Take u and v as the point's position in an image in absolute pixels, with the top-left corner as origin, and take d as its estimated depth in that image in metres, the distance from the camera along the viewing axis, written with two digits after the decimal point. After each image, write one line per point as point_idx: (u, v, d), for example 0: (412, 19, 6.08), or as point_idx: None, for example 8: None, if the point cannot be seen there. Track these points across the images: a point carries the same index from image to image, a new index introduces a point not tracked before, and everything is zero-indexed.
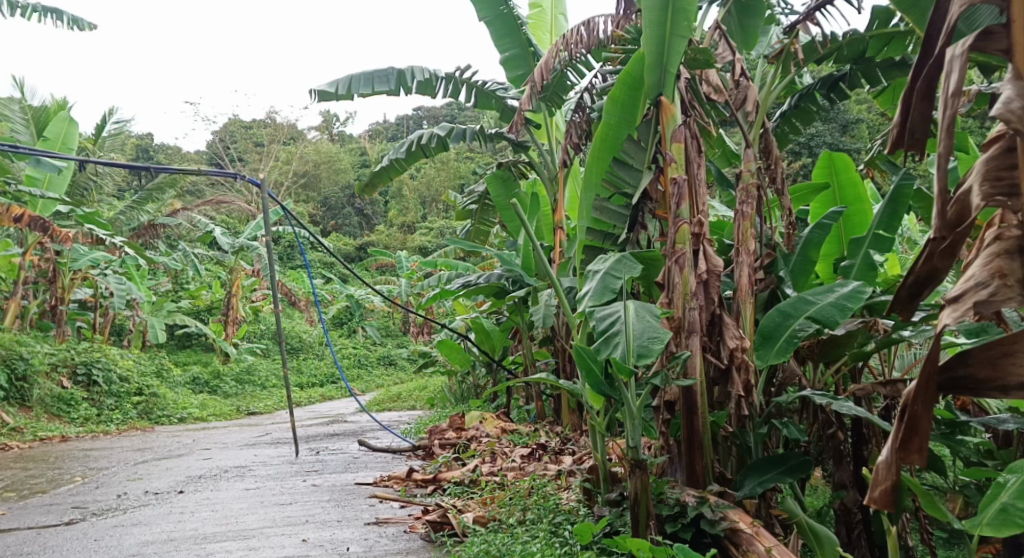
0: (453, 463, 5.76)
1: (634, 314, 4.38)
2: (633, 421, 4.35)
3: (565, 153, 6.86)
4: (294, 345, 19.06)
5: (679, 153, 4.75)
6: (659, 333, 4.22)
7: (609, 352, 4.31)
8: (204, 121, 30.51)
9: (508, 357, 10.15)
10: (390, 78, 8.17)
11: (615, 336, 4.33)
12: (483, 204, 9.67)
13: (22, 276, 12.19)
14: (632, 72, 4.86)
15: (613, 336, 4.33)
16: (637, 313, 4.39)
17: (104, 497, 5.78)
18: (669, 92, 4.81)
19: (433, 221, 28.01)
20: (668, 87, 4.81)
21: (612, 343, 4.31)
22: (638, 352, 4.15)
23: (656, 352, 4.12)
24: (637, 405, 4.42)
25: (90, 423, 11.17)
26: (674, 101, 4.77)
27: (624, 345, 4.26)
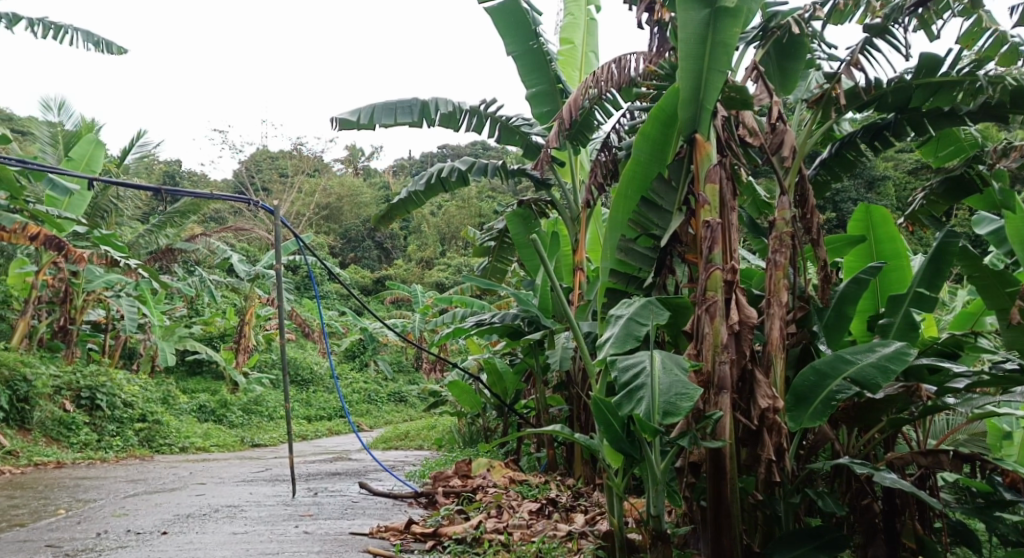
0: (456, 516, 5.37)
1: (661, 366, 4.04)
2: (657, 488, 4.11)
3: (589, 194, 6.60)
4: (304, 377, 18.75)
5: (712, 194, 4.47)
6: (688, 389, 3.90)
7: (631, 407, 3.98)
8: (230, 150, 30.59)
9: (520, 401, 9.78)
10: (413, 109, 7.96)
11: (639, 390, 4.00)
12: (502, 241, 9.41)
13: (34, 296, 11.98)
14: (664, 107, 4.56)
15: (637, 390, 4.00)
16: (664, 364, 4.06)
17: (83, 534, 5.44)
18: (704, 130, 4.53)
19: (452, 258, 27.80)
20: (703, 124, 4.53)
21: (635, 398, 3.98)
22: (666, 411, 3.83)
23: (685, 411, 3.81)
24: (660, 468, 4.15)
25: (89, 449, 10.83)
26: (709, 138, 4.50)
27: (648, 400, 3.94)
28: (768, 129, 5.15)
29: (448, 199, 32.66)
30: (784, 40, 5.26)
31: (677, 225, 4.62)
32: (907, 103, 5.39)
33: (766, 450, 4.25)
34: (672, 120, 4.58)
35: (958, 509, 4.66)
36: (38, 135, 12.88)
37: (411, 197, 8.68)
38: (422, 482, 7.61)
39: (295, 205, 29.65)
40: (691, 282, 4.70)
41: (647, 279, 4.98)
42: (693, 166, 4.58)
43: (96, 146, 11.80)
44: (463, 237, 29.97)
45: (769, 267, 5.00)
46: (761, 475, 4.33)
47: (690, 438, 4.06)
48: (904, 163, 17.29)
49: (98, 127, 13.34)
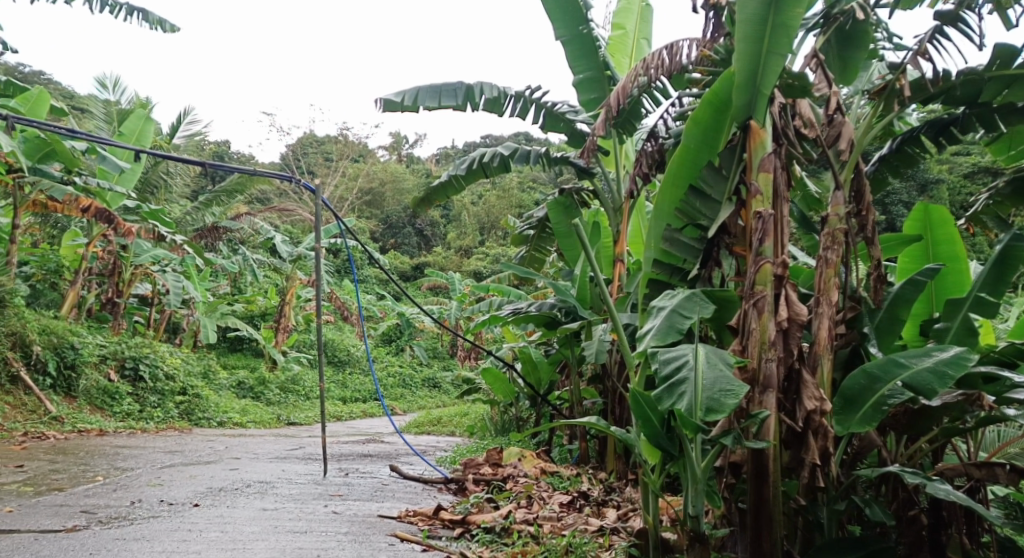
0: (485, 505, 5.26)
1: (704, 359, 3.91)
2: (697, 487, 3.94)
3: (634, 183, 6.55)
4: (340, 358, 18.84)
5: (765, 183, 4.31)
6: (734, 386, 3.76)
7: (671, 402, 3.84)
8: (278, 132, 30.87)
9: (554, 392, 9.67)
10: (457, 93, 7.86)
11: (681, 385, 3.85)
12: (541, 230, 9.29)
13: (84, 267, 12.12)
14: (719, 91, 4.38)
15: (678, 385, 3.85)
16: (709, 359, 3.91)
17: (117, 502, 5.44)
18: (760, 117, 4.37)
19: (491, 247, 27.73)
20: (759, 111, 4.37)
21: (676, 392, 3.83)
22: (709, 407, 3.71)
23: (729, 409, 3.67)
24: (701, 467, 3.98)
25: (131, 419, 10.95)
26: (765, 124, 4.34)
27: (690, 396, 3.80)
28: (824, 121, 5.02)
29: (489, 187, 32.57)
30: (847, 26, 5.03)
31: (727, 214, 4.46)
32: (977, 97, 5.13)
33: (811, 453, 4.09)
34: (726, 105, 4.41)
35: (1008, 524, 4.46)
36: (93, 110, 13.05)
37: (451, 181, 8.58)
38: (453, 468, 7.54)
39: (339, 188, 29.78)
40: (738, 276, 4.56)
41: (691, 272, 4.81)
42: (746, 154, 4.43)
43: (147, 122, 11.87)
44: (504, 226, 29.89)
45: (820, 264, 4.84)
46: (804, 478, 4.18)
47: (734, 437, 3.91)
48: (960, 166, 16.74)
49: (151, 104, 13.46)
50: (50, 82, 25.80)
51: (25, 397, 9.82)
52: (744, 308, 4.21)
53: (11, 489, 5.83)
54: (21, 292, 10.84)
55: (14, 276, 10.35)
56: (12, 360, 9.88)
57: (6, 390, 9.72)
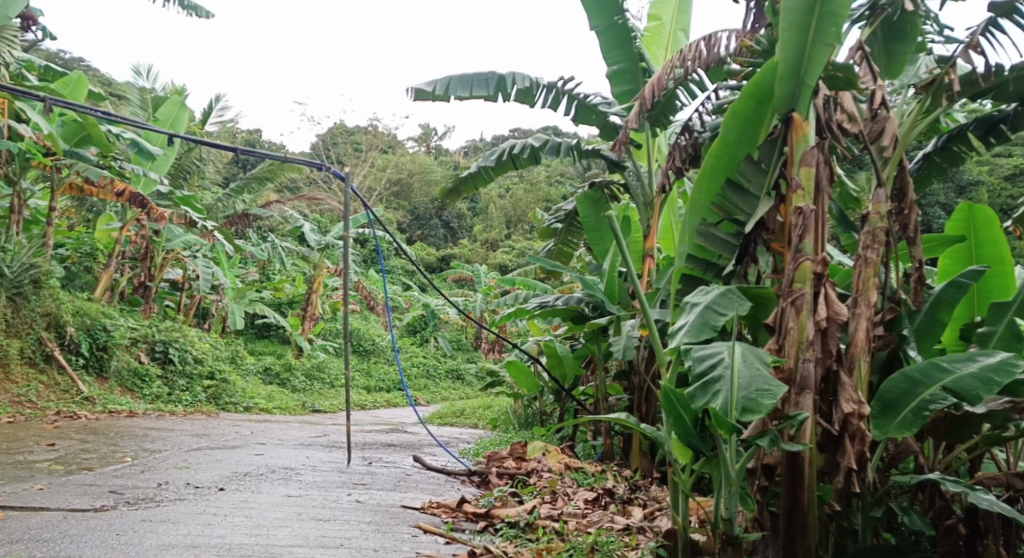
0: (509, 499, 5.19)
1: (740, 358, 3.81)
2: (730, 489, 3.84)
3: (666, 177, 6.41)
4: (366, 347, 18.90)
5: (806, 178, 4.20)
6: (771, 385, 3.67)
7: (706, 401, 3.75)
8: (309, 121, 31.00)
9: (579, 387, 9.60)
10: (489, 83, 7.79)
11: (716, 383, 3.77)
12: (570, 224, 9.20)
13: (118, 250, 12.21)
14: (760, 82, 4.28)
15: (714, 383, 3.77)
16: (744, 357, 3.82)
17: (145, 484, 5.44)
18: (802, 109, 4.23)
19: (517, 241, 27.69)
20: (802, 102, 4.22)
21: (710, 391, 3.76)
22: (746, 407, 3.63)
23: (766, 409, 3.58)
24: (735, 469, 3.87)
25: (160, 401, 11.01)
26: (808, 117, 4.22)
27: (726, 394, 3.71)
28: (868, 116, 4.92)
29: (517, 181, 32.51)
30: (896, 17, 4.90)
31: (765, 209, 4.36)
32: None
33: (847, 458, 3.98)
34: (767, 97, 4.31)
35: None
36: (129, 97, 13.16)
37: (481, 172, 8.52)
38: (477, 460, 7.49)
39: (368, 179, 29.86)
40: (777, 273, 4.50)
41: (727, 268, 4.70)
42: (788, 147, 4.31)
43: (182, 109, 11.92)
44: (531, 220, 29.83)
45: (858, 263, 4.73)
46: (840, 483, 4.07)
47: (769, 438, 3.82)
48: (1000, 168, 16.38)
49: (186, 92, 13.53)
50: (89, 68, 26.13)
51: (58, 377, 9.93)
52: (782, 306, 4.11)
53: (41, 467, 5.85)
54: (56, 273, 10.95)
55: (49, 257, 10.45)
56: (46, 340, 9.99)
57: (40, 369, 9.83)
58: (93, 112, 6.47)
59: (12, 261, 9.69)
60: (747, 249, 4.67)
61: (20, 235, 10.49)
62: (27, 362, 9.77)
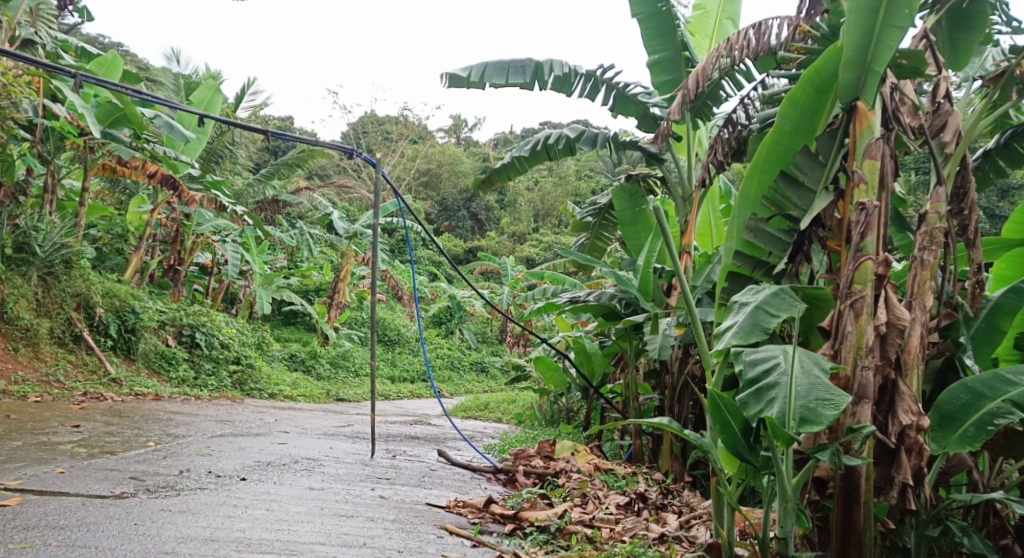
0: (538, 501, 4.95)
1: (799, 364, 3.60)
2: (786, 505, 3.62)
3: (707, 171, 6.37)
4: (391, 337, 18.79)
5: (870, 171, 3.99)
6: (833, 395, 3.47)
7: (759, 410, 3.53)
8: (340, 110, 30.93)
9: (607, 385, 9.39)
10: (526, 70, 7.57)
11: (771, 391, 3.55)
12: (603, 218, 8.99)
13: (148, 232, 12.12)
14: (822, 68, 4.07)
15: (769, 392, 3.55)
16: (802, 363, 3.62)
17: (167, 470, 5.29)
18: (868, 97, 4.02)
19: (545, 234, 27.46)
20: (867, 91, 4.02)
21: (765, 399, 3.54)
22: (803, 417, 3.42)
23: (827, 421, 3.37)
24: (792, 484, 3.65)
25: (186, 385, 10.90)
26: (874, 106, 4.00)
27: (782, 403, 3.50)
28: (929, 110, 4.78)
29: (546, 174, 32.25)
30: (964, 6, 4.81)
31: (823, 205, 4.13)
32: None
33: (903, 473, 3.82)
34: (828, 85, 4.11)
35: None
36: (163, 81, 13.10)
37: (514, 163, 8.30)
38: (504, 457, 7.29)
39: (397, 168, 29.74)
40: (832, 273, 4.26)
41: (778, 267, 4.47)
42: (851, 138, 4.10)
43: (215, 93, 11.77)
44: (559, 214, 29.64)
45: (914, 265, 4.51)
46: (894, 500, 3.89)
47: (830, 452, 3.59)
48: None
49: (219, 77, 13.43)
50: (127, 53, 26.30)
51: (86, 357, 9.86)
52: (838, 308, 3.92)
53: (63, 449, 5.73)
54: (87, 253, 10.89)
55: (79, 238, 10.38)
56: (75, 321, 9.95)
57: (69, 349, 9.78)
58: (120, 88, 6.29)
59: (46, 239, 9.79)
60: (800, 247, 4.42)
61: (52, 214, 10.43)
62: (56, 342, 9.72)
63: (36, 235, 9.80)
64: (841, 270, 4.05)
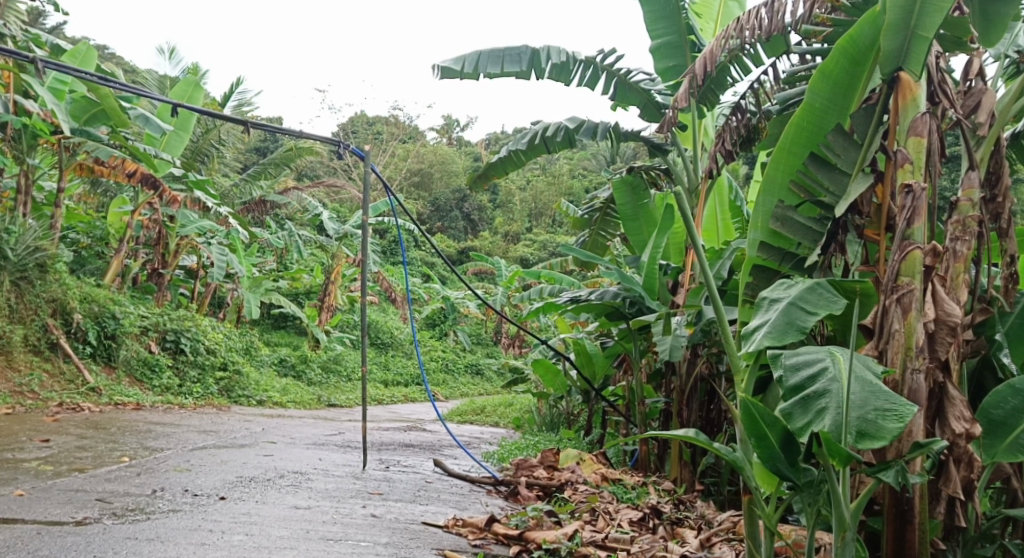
0: (546, 519, 4.53)
1: (851, 371, 3.29)
2: (845, 535, 3.30)
3: (715, 160, 5.97)
4: (384, 340, 18.39)
5: (915, 149, 3.72)
6: (893, 404, 3.17)
7: (808, 424, 3.21)
8: (329, 110, 30.51)
9: (609, 387, 9.02)
10: (522, 58, 7.18)
11: (819, 400, 3.24)
12: (604, 213, 8.66)
13: (129, 235, 11.68)
14: (858, 38, 3.78)
15: (817, 402, 3.23)
16: (852, 369, 3.31)
17: (138, 490, 4.87)
18: (912, 68, 3.74)
19: (539, 234, 27.11)
20: (910, 61, 3.73)
21: (814, 409, 3.22)
22: (860, 431, 3.13)
23: (891, 434, 3.08)
24: (850, 511, 3.33)
25: (169, 393, 10.46)
26: (919, 78, 3.74)
27: (834, 414, 3.17)
28: (961, 89, 4.41)
29: (538, 174, 31.86)
30: None
31: (862, 189, 3.85)
32: None
33: (953, 487, 3.54)
34: (863, 58, 3.83)
35: None
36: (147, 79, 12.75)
37: (511, 156, 7.92)
38: (504, 468, 6.89)
39: (387, 169, 29.27)
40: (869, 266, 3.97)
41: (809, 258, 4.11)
42: (894, 113, 3.83)
43: (198, 88, 11.29)
44: (552, 214, 29.36)
45: (946, 257, 4.13)
46: (943, 516, 3.64)
47: (895, 471, 3.24)
48: None
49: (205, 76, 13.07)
50: (114, 56, 25.83)
51: (63, 365, 9.43)
52: (882, 303, 3.68)
53: (27, 468, 5.30)
54: (63, 256, 10.45)
55: (55, 241, 9.94)
56: (51, 327, 9.51)
57: (45, 357, 9.34)
58: (89, 76, 5.85)
59: (18, 243, 9.28)
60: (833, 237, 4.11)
61: (26, 217, 10.00)
62: (31, 350, 9.28)
63: (8, 238, 9.28)
64: (884, 262, 3.79)
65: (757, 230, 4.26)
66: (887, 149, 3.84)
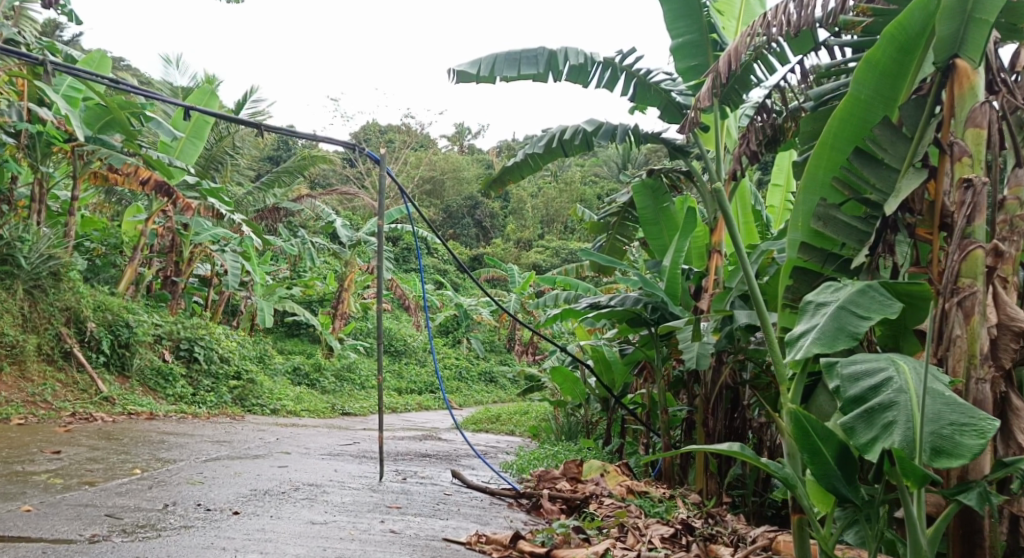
0: (573, 536, 4.34)
1: (919, 384, 3.20)
2: None
3: (739, 162, 5.81)
4: (398, 347, 18.22)
5: (973, 141, 3.59)
6: (971, 419, 3.08)
7: (875, 439, 3.13)
8: (342, 119, 30.48)
9: (629, 395, 8.79)
10: (539, 60, 6.99)
11: (886, 414, 3.15)
12: (622, 217, 8.46)
13: (143, 243, 11.56)
14: (908, 25, 3.64)
15: (884, 417, 3.15)
16: (920, 380, 3.22)
17: (149, 504, 4.69)
18: (970, 53, 3.59)
19: (551, 241, 26.95)
20: (968, 46, 3.58)
21: (880, 424, 3.14)
22: (935, 449, 3.05)
23: (970, 452, 3.00)
24: (928, 538, 3.27)
25: (183, 403, 10.29)
26: (977, 65, 3.60)
27: (904, 430, 3.10)
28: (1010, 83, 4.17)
29: (550, 181, 31.68)
30: None
31: (914, 185, 3.71)
32: None
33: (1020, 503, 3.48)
34: (912, 45, 3.69)
35: None
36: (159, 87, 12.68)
37: (527, 160, 7.72)
38: (525, 479, 6.69)
39: (399, 176, 29.15)
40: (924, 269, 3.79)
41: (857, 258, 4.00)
42: (950, 102, 3.67)
43: (214, 96, 11.17)
44: (565, 219, 29.20)
45: None
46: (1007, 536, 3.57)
47: (977, 495, 3.18)
48: None
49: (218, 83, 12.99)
50: (130, 67, 25.83)
51: (77, 375, 9.27)
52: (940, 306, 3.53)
53: (37, 481, 5.13)
54: (77, 264, 10.33)
55: (68, 249, 9.81)
56: (65, 336, 9.38)
57: (59, 366, 9.19)
58: (98, 79, 5.72)
59: (31, 251, 9.24)
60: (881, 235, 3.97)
61: (40, 225, 9.89)
62: (44, 359, 9.14)
63: (21, 246, 9.24)
64: (942, 264, 3.62)
65: (797, 230, 4.18)
66: (941, 142, 3.67)
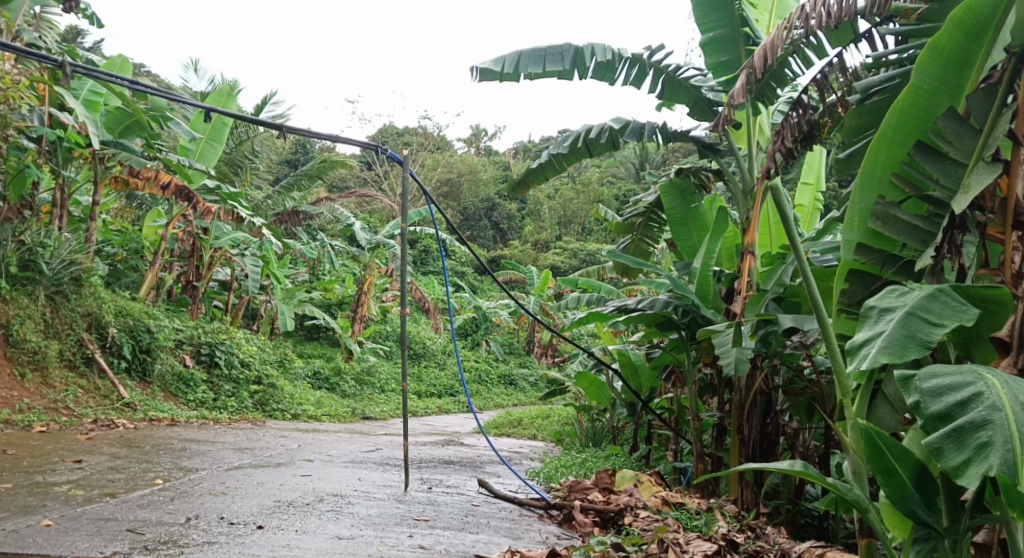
0: (612, 553, 4.18)
1: (1009, 400, 3.10)
2: None
3: (774, 160, 5.48)
4: (418, 350, 18.06)
5: None
6: None
7: (967, 463, 3.01)
8: (360, 121, 30.40)
9: (657, 400, 8.58)
10: (565, 57, 6.78)
11: (978, 434, 3.05)
12: (648, 218, 8.25)
13: (163, 247, 11.46)
14: (977, 8, 3.60)
15: (977, 437, 3.05)
16: (1009, 396, 3.12)
17: (171, 518, 4.53)
18: None
19: (569, 242, 26.72)
20: None
21: (972, 445, 3.04)
22: None
23: None
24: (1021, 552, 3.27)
25: (205, 408, 10.16)
26: None
27: (999, 452, 2.99)
28: None
29: (567, 182, 31.45)
30: None
31: (986, 181, 3.55)
32: None
33: None
34: (980, 30, 3.65)
35: None
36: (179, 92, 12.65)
37: (552, 161, 7.52)
38: (555, 488, 6.50)
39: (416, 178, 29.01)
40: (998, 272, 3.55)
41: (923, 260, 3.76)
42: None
43: (232, 97, 11.04)
44: (582, 220, 28.94)
45: None
46: None
47: None
48: None
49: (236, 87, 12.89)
50: (149, 72, 25.85)
51: (99, 381, 9.15)
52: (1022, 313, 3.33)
53: (57, 493, 4.99)
54: (99, 269, 10.24)
55: (89, 254, 9.71)
56: (87, 341, 9.27)
57: (80, 372, 9.08)
58: (117, 80, 5.58)
59: (53, 256, 9.14)
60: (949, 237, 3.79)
61: (61, 230, 9.80)
62: (66, 365, 9.03)
63: (43, 251, 9.15)
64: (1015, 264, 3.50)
65: (854, 229, 4.10)
66: (1014, 134, 3.56)
